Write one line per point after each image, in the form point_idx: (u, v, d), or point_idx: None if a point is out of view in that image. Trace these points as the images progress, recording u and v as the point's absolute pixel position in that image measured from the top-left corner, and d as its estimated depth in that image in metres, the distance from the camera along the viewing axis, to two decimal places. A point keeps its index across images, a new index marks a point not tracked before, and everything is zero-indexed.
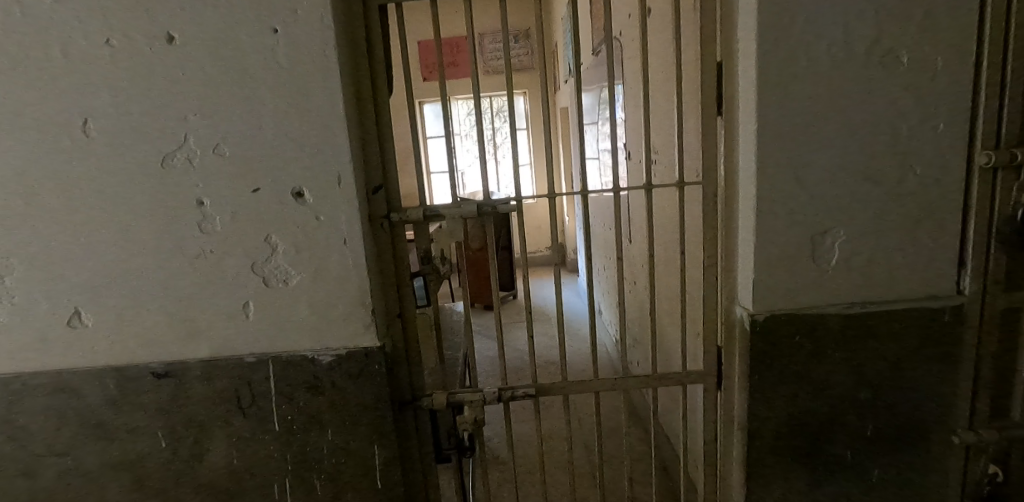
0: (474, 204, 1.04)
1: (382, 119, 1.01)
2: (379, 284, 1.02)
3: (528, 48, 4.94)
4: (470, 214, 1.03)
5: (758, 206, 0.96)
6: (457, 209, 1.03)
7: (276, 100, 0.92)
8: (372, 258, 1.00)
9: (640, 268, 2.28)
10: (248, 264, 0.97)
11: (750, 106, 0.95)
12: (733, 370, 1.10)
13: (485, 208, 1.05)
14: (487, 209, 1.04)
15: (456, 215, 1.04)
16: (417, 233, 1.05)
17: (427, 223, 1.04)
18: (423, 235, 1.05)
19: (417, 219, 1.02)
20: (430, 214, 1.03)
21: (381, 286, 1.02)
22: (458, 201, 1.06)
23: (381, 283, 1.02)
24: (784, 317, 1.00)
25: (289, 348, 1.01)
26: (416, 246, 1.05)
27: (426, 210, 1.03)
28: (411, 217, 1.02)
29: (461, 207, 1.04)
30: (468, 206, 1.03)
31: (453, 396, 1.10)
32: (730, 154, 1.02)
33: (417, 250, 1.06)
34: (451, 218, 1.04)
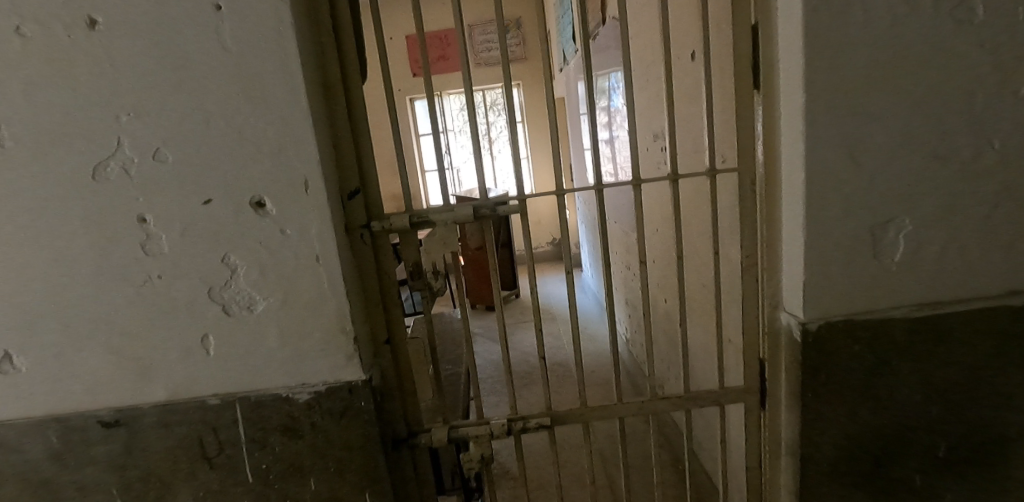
0: (469, 207, 0.88)
1: (356, 111, 0.85)
2: (363, 305, 0.87)
3: (521, 39, 4.83)
4: (465, 219, 0.87)
5: (808, 196, 0.81)
6: (449, 214, 0.87)
7: (225, 93, 0.76)
8: (352, 275, 0.84)
9: (653, 264, 2.13)
10: (204, 290, 0.82)
11: (794, 75, 0.79)
12: (779, 387, 0.95)
13: (482, 211, 0.89)
14: (484, 212, 0.89)
15: (449, 222, 0.88)
16: (404, 243, 0.89)
17: (415, 231, 0.89)
18: (412, 246, 0.89)
19: (403, 227, 0.86)
20: (418, 221, 0.87)
21: (364, 308, 0.87)
22: (451, 204, 0.90)
23: (364, 304, 0.87)
24: (840, 325, 0.85)
25: (259, 386, 0.85)
26: (404, 260, 0.90)
27: (413, 216, 0.87)
28: (396, 225, 0.86)
29: (454, 211, 0.88)
30: (463, 210, 0.88)
31: (457, 430, 0.95)
32: (770, 134, 0.87)
33: (406, 263, 0.90)
34: (443, 225, 0.88)
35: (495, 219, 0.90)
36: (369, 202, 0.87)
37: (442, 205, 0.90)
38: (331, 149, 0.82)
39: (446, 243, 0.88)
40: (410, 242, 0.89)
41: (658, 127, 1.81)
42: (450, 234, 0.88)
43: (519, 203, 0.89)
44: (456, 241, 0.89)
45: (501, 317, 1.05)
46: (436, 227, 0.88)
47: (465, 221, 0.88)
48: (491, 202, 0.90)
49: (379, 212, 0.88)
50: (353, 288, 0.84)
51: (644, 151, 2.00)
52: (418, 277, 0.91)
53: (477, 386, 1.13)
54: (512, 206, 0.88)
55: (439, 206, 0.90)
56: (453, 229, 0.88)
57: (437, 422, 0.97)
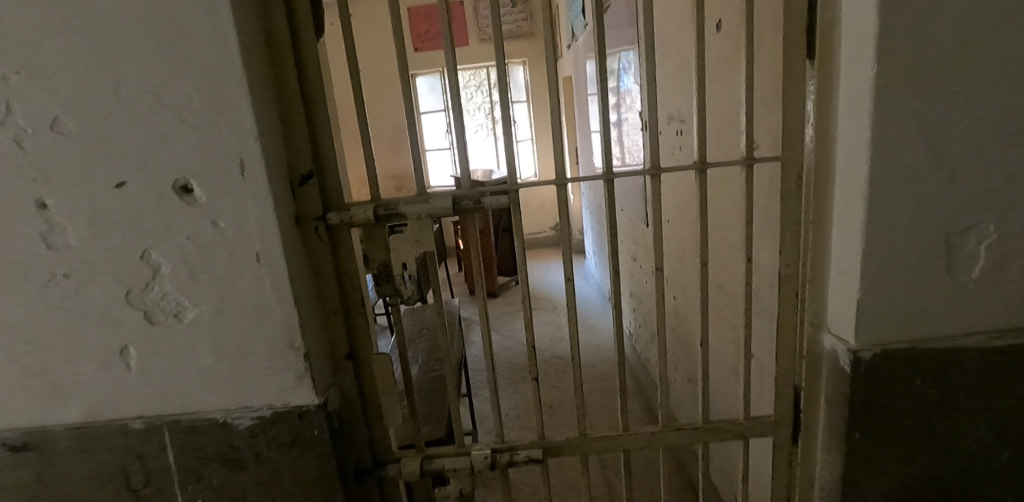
0: (448, 198, 0.72)
1: (310, 77, 0.69)
2: (319, 314, 0.72)
3: (528, 14, 4.62)
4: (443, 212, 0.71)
5: (872, 195, 0.64)
6: (424, 206, 0.72)
7: (137, 48, 0.60)
8: (303, 278, 0.69)
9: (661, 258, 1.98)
10: (121, 293, 0.67)
11: (863, 41, 0.62)
12: (817, 420, 0.80)
13: (464, 202, 0.73)
14: (466, 204, 0.73)
15: (424, 215, 0.72)
16: (370, 240, 0.73)
17: (383, 226, 0.73)
18: (379, 243, 0.74)
19: (366, 220, 0.71)
20: (385, 214, 0.72)
21: (320, 317, 0.72)
22: (427, 194, 0.74)
23: (320, 313, 0.72)
24: (901, 354, 0.69)
25: (192, 409, 0.71)
26: (369, 259, 0.74)
27: (379, 207, 0.71)
28: (359, 218, 0.71)
29: (429, 203, 0.72)
30: (440, 202, 0.72)
31: (432, 462, 0.80)
32: (823, 117, 0.70)
33: (372, 264, 0.75)
34: (416, 219, 0.72)
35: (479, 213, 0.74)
36: (327, 189, 0.72)
37: (416, 194, 0.74)
38: (275, 123, 0.66)
39: (420, 241, 0.73)
40: (377, 239, 0.74)
41: (673, 109, 1.63)
42: (425, 230, 0.72)
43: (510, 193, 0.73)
44: (432, 238, 0.73)
45: (488, 328, 0.90)
46: (408, 222, 0.72)
47: (444, 215, 0.73)
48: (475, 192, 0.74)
49: (339, 202, 0.72)
50: (304, 294, 0.69)
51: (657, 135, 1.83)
52: (387, 280, 0.75)
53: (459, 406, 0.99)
54: (500, 197, 0.72)
55: (412, 196, 0.74)
56: (429, 224, 0.73)
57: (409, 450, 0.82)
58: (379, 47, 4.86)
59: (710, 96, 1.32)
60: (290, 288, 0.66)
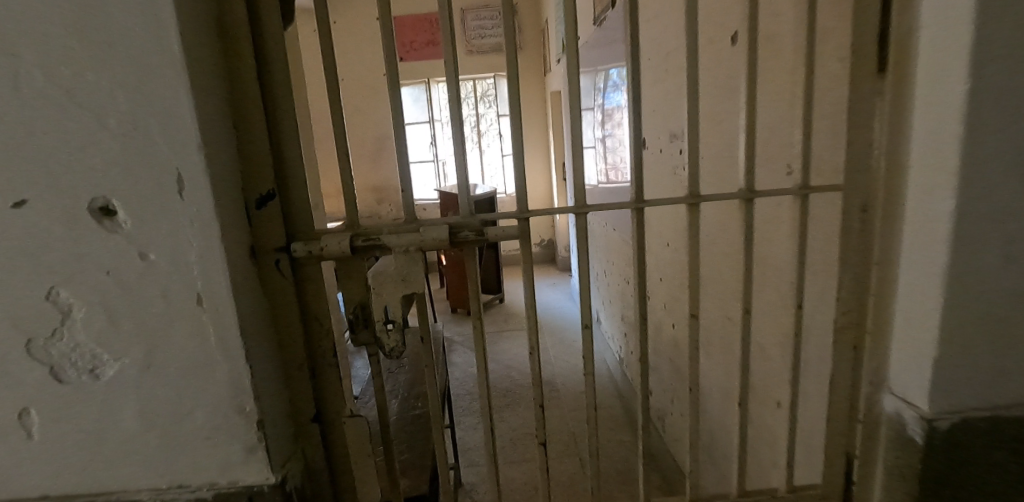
0: (443, 228, 0.60)
1: (274, 75, 0.56)
2: (278, 367, 0.58)
3: (516, 27, 4.55)
4: (437, 245, 0.59)
5: (958, 236, 0.53)
6: (412, 236, 0.59)
7: (43, 27, 0.46)
8: (258, 325, 0.55)
9: (658, 283, 1.87)
10: (19, 341, 0.52)
11: (954, 50, 0.51)
12: (871, 493, 0.68)
13: (461, 233, 0.60)
14: (464, 235, 0.60)
15: (412, 248, 0.59)
16: (346, 276, 0.61)
17: (361, 257, 0.60)
18: (357, 280, 0.61)
19: (341, 253, 0.58)
20: (365, 245, 0.59)
21: (279, 372, 0.58)
22: (416, 221, 0.61)
23: (279, 367, 0.58)
24: (983, 425, 0.58)
25: (112, 489, 0.56)
26: (345, 298, 0.62)
27: (357, 238, 0.59)
28: (331, 250, 0.58)
29: (420, 233, 0.59)
30: (433, 232, 0.59)
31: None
32: (895, 140, 0.59)
33: (347, 305, 0.62)
34: (402, 251, 0.59)
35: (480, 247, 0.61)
36: (292, 213, 0.58)
37: (403, 221, 0.61)
38: (226, 130, 0.52)
39: (406, 280, 0.60)
40: (355, 275, 0.61)
41: (675, 126, 1.53)
42: (413, 266, 0.59)
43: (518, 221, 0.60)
44: (421, 275, 0.60)
45: (486, 379, 0.76)
46: (392, 255, 0.59)
47: (437, 248, 0.60)
48: (475, 221, 0.61)
49: (308, 229, 0.59)
50: (259, 345, 0.55)
51: (656, 154, 1.72)
52: (364, 325, 0.63)
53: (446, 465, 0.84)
54: (507, 229, 0.59)
55: (399, 223, 0.62)
56: (418, 259, 0.60)
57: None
58: (362, 55, 4.72)
59: (720, 113, 1.22)
60: (239, 339, 0.52)
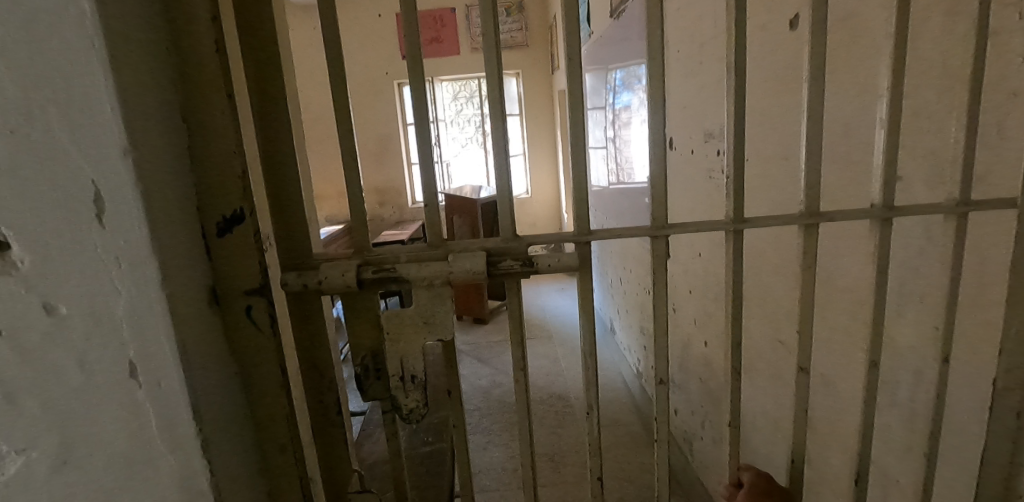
0: (476, 258, 0.51)
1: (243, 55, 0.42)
2: (250, 441, 0.45)
3: (523, 23, 4.41)
4: (467, 277, 0.50)
5: None
6: (438, 268, 0.51)
7: None
8: (220, 392, 0.41)
9: (685, 296, 1.72)
10: None
11: None
12: None
13: (504, 261, 0.55)
14: (509, 264, 0.55)
15: (437, 282, 0.51)
16: (355, 316, 0.53)
17: (373, 292, 0.52)
18: (368, 321, 0.54)
19: (347, 287, 0.49)
20: (375, 277, 0.50)
21: (246, 452, 0.44)
22: (440, 252, 0.53)
23: (245, 447, 0.44)
24: None
25: None
26: (354, 341, 0.54)
27: (368, 270, 0.50)
28: (334, 282, 0.49)
29: (447, 264, 0.51)
30: (464, 264, 0.51)
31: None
32: None
33: (355, 350, 0.54)
34: (420, 287, 0.51)
35: (525, 276, 0.55)
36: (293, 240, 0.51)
37: (424, 252, 0.53)
38: (171, 131, 0.38)
39: (429, 322, 0.52)
40: (366, 315, 0.53)
41: (711, 126, 1.37)
42: (437, 304, 0.52)
43: (577, 243, 0.58)
44: (445, 316, 0.52)
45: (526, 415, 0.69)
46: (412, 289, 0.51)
47: (467, 281, 0.52)
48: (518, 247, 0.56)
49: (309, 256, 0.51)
50: (222, 419, 0.41)
51: (687, 156, 1.57)
52: (376, 377, 0.55)
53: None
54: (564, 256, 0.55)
55: (420, 251, 0.53)
56: (443, 296, 0.52)
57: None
58: (364, 53, 4.58)
59: (770, 110, 1.07)
60: (192, 424, 0.38)
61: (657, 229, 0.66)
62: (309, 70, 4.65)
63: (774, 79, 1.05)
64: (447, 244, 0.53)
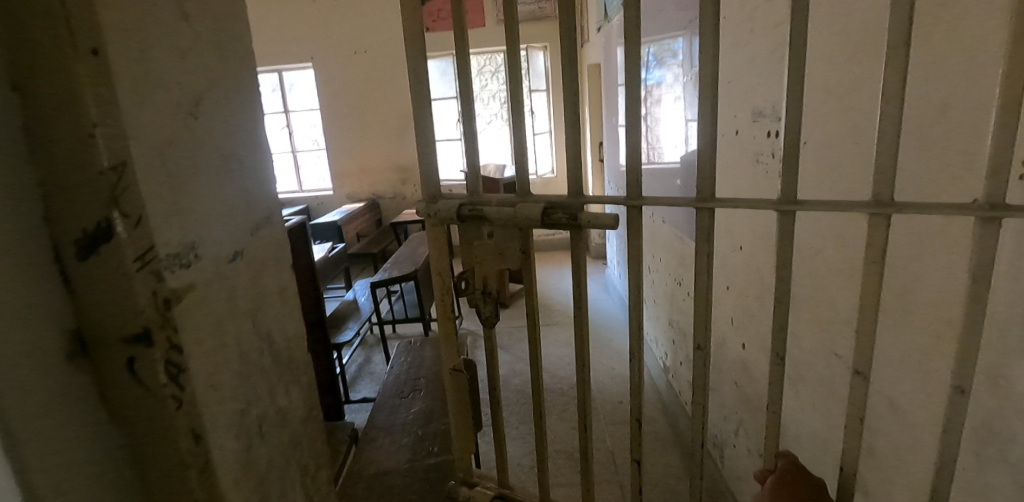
0: (535, 208, 0.67)
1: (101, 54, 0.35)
2: (133, 482, 0.41)
3: None
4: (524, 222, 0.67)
5: None
6: (509, 212, 0.69)
7: None
8: (84, 438, 0.37)
9: (719, 290, 1.58)
10: None
11: None
12: None
13: (554, 215, 0.67)
14: (558, 216, 0.67)
15: (509, 223, 0.70)
16: (462, 244, 0.75)
17: (473, 224, 0.73)
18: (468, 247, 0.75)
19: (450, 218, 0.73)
20: (470, 214, 0.72)
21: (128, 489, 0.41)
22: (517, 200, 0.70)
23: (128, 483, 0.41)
24: None
25: None
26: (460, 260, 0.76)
27: (465, 208, 0.72)
28: (445, 214, 0.74)
29: (515, 210, 0.68)
30: (526, 210, 0.68)
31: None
32: None
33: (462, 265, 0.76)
34: (499, 224, 0.71)
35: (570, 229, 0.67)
36: (431, 184, 0.76)
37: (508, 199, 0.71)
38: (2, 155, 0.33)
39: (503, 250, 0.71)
40: (467, 241, 0.74)
41: (759, 103, 1.20)
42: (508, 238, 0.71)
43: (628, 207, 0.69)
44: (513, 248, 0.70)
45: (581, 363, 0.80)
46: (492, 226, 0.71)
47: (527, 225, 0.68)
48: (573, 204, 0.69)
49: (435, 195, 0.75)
50: (75, 474, 0.36)
51: (731, 137, 1.40)
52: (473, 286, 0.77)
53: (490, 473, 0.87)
54: (601, 213, 0.64)
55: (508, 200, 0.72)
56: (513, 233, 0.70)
57: (485, 479, 0.87)
58: (386, 26, 4.45)
59: (832, 85, 0.92)
60: (14, 478, 0.32)
61: (703, 202, 0.63)
62: (331, 43, 4.54)
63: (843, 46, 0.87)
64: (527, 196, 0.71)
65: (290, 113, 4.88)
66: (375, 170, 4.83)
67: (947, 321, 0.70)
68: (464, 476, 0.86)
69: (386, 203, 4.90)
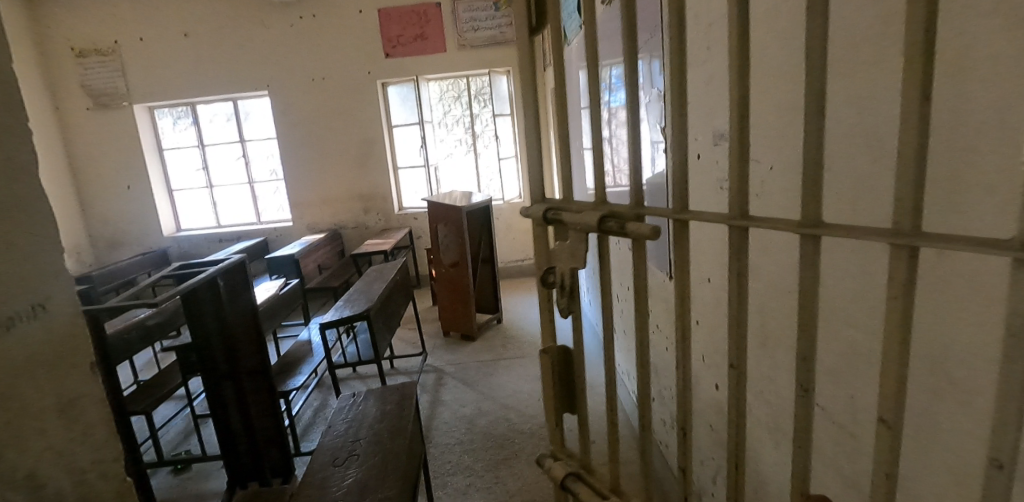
0: (595, 215, 0.71)
1: None
2: None
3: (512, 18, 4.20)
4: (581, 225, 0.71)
5: None
6: (578, 217, 0.73)
7: None
8: None
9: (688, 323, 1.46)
10: None
11: None
12: None
13: (608, 223, 0.69)
14: (610, 224, 0.69)
15: (577, 226, 0.73)
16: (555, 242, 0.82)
17: (557, 224, 0.79)
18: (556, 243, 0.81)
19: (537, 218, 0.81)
20: (551, 217, 0.79)
21: None
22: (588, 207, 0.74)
23: None
24: None
25: None
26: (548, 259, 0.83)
27: (548, 210, 0.79)
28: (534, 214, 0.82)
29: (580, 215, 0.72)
30: (588, 216, 0.71)
31: (575, 482, 0.83)
32: None
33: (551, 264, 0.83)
34: (572, 229, 0.75)
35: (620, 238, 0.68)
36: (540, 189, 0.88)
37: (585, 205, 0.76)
38: None
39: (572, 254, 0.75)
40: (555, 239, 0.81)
41: (721, 124, 1.11)
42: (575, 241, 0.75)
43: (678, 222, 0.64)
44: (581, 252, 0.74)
45: (642, 369, 0.73)
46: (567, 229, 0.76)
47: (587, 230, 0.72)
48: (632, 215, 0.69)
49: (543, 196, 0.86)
50: None
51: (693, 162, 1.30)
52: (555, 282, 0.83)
53: (576, 457, 0.89)
54: (643, 225, 0.63)
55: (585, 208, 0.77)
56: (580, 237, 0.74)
57: (572, 459, 0.90)
58: (344, 52, 4.34)
59: (795, 107, 0.82)
60: None
61: (736, 219, 0.56)
62: (287, 70, 4.40)
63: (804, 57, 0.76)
64: (601, 205, 0.75)
65: (246, 143, 4.70)
66: (337, 199, 4.65)
67: (935, 393, 0.57)
68: (554, 450, 0.91)
69: (349, 233, 4.71)
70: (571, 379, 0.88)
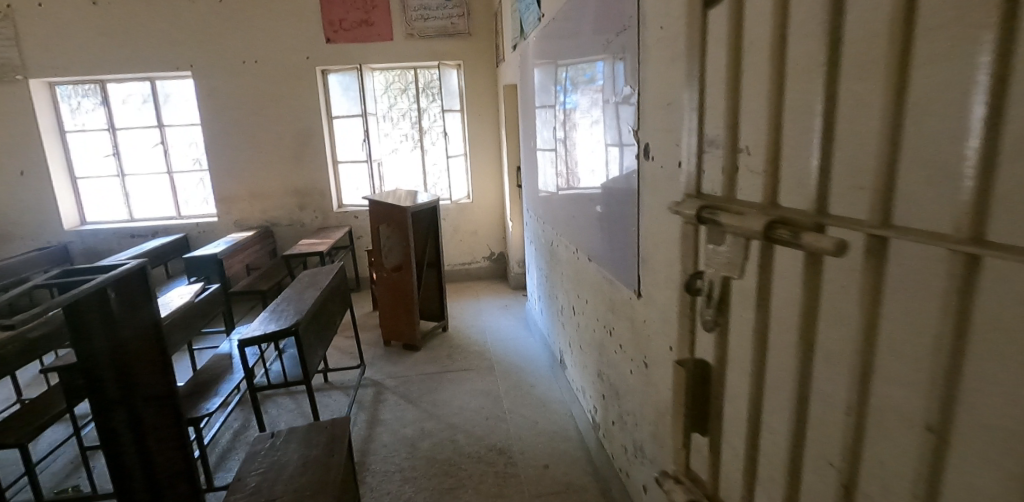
0: (760, 218, 0.51)
1: None
2: None
3: (464, 9, 3.99)
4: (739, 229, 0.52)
5: None
6: (738, 217, 0.54)
7: None
8: None
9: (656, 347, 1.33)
10: None
11: None
12: None
13: (776, 230, 0.49)
14: (780, 233, 0.49)
15: (735, 229, 0.54)
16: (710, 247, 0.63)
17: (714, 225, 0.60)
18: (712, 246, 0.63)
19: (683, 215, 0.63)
20: (705, 215, 0.60)
21: None
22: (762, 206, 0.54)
23: None
24: None
25: None
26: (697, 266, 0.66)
27: (703, 208, 0.61)
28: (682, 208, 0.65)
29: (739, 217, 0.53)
30: (750, 219, 0.52)
31: None
32: None
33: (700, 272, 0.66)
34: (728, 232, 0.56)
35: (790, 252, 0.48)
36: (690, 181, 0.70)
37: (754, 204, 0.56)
38: None
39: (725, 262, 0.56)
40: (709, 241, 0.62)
41: (708, 132, 0.97)
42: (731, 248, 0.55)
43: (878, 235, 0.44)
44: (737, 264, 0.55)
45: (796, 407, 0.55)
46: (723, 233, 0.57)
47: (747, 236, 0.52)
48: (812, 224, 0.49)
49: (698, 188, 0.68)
50: None
51: (669, 173, 1.17)
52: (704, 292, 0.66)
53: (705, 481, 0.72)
54: (822, 238, 0.44)
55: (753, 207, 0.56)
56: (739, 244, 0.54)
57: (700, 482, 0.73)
58: (279, 34, 3.97)
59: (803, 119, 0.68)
60: None
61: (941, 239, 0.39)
62: (214, 50, 3.98)
63: (815, 57, 0.62)
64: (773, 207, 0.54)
65: (165, 128, 4.22)
66: (269, 194, 4.27)
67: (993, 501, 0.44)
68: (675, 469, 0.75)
69: (282, 231, 4.34)
70: (706, 400, 0.70)
